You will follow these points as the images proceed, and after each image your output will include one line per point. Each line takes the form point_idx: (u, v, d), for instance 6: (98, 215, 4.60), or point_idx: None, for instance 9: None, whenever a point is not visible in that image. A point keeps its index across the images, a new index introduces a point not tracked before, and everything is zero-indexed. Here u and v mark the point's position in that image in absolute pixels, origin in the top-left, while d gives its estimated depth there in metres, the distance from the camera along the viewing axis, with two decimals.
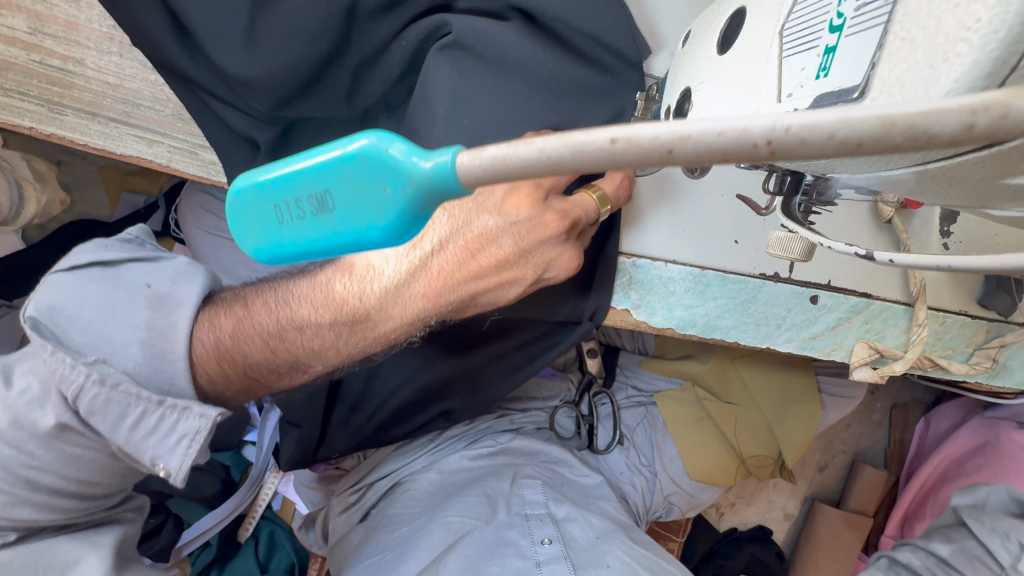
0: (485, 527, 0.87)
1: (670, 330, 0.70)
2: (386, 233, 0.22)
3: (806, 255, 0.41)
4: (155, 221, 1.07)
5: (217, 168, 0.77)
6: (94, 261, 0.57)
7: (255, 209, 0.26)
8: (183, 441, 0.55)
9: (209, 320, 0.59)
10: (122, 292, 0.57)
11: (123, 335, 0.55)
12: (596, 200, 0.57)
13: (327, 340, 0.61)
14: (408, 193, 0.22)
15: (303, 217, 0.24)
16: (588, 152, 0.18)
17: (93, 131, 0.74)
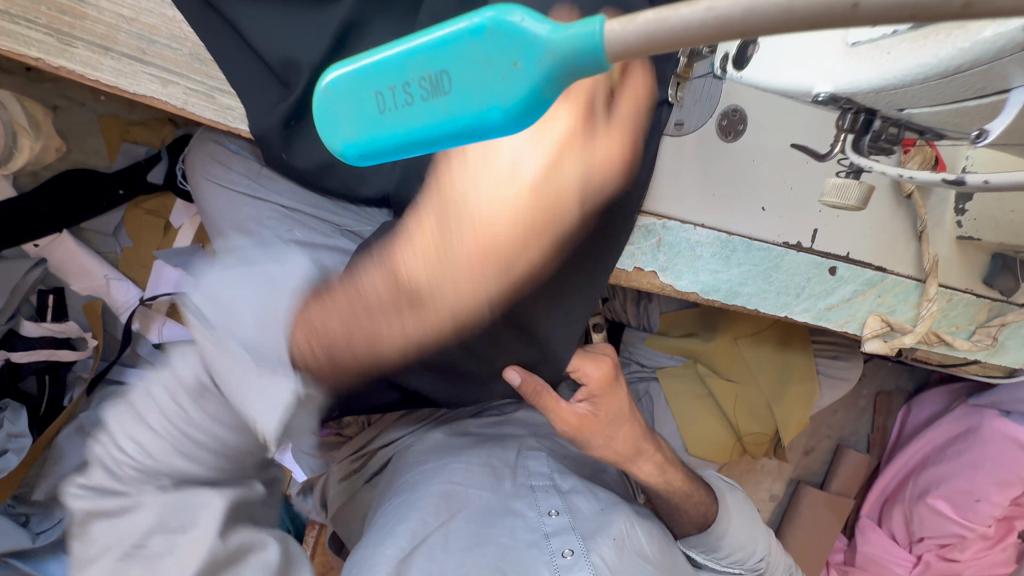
0: (492, 495, 0.86)
1: (693, 294, 0.71)
2: (513, 113, 0.25)
3: (861, 203, 0.42)
4: (157, 174, 1.06)
5: (235, 114, 0.75)
6: None
7: (355, 97, 0.28)
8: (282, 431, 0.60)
9: (302, 317, 0.55)
10: (253, 279, 0.57)
11: (243, 313, 0.55)
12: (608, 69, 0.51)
13: (396, 325, 0.57)
14: (542, 68, 0.24)
15: (412, 101, 0.26)
16: (759, 10, 0.19)
17: (104, 66, 0.70)
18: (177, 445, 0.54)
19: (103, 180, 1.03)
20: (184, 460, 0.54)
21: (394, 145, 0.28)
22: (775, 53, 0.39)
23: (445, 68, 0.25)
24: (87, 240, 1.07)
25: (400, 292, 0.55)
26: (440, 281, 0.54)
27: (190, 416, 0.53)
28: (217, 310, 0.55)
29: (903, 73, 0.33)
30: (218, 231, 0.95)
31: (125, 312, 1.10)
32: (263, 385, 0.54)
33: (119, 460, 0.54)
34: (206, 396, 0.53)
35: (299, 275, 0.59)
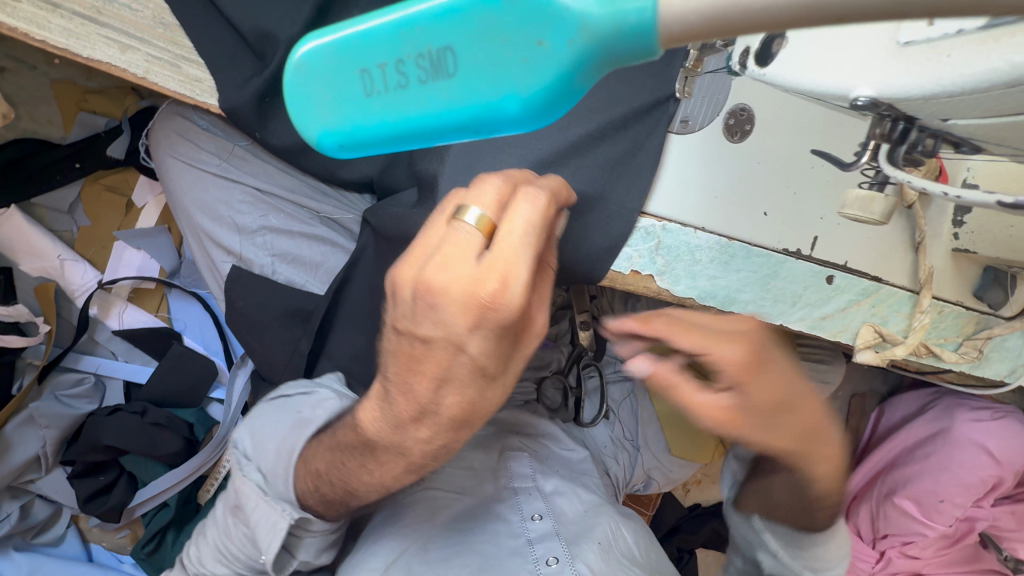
0: (470, 501, 0.84)
1: (690, 301, 0.67)
2: (530, 103, 0.27)
3: (882, 216, 0.39)
4: (118, 148, 0.97)
5: (204, 87, 0.68)
6: (275, 397, 0.73)
7: (344, 72, 0.30)
8: (275, 532, 0.63)
9: (305, 453, 0.65)
10: (285, 415, 0.70)
11: (269, 447, 0.68)
12: (466, 225, 0.41)
13: (377, 467, 0.56)
14: (573, 48, 0.25)
15: (407, 84, 0.29)
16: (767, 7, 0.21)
17: (54, 26, 0.62)
18: (220, 558, 0.71)
19: (57, 153, 0.95)
20: (225, 570, 0.71)
21: (383, 131, 0.31)
22: (804, 53, 0.33)
23: (450, 46, 0.27)
24: (39, 217, 0.99)
25: (359, 439, 0.56)
26: (399, 433, 0.51)
27: (230, 534, 0.70)
28: (254, 447, 0.69)
29: (960, 84, 0.26)
30: (183, 213, 0.87)
31: (81, 297, 1.03)
32: (270, 510, 0.63)
33: (185, 560, 0.76)
34: (236, 516, 0.70)
35: (309, 419, 0.67)
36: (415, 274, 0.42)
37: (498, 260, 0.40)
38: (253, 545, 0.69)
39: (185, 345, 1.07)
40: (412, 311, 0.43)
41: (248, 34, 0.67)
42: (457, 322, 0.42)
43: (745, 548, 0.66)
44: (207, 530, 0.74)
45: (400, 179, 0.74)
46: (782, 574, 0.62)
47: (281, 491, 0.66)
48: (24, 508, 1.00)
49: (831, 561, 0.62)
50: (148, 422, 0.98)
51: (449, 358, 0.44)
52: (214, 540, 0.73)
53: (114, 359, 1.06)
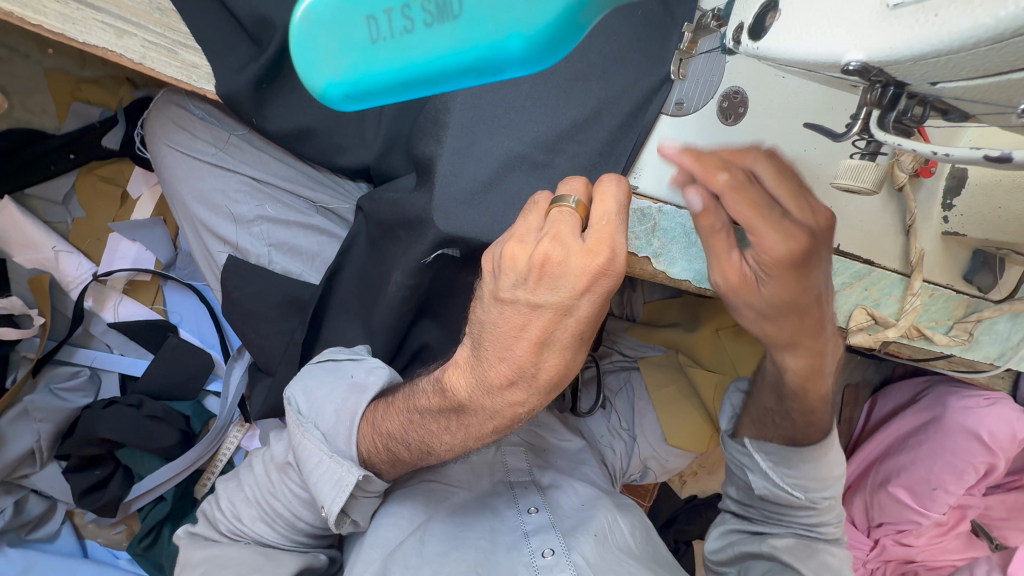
0: (468, 492, 0.84)
1: (687, 283, 0.67)
2: (534, 41, 0.29)
3: (875, 186, 0.40)
4: (113, 138, 0.97)
5: (201, 73, 0.68)
6: (324, 359, 0.72)
7: (350, 22, 0.32)
8: (337, 488, 0.62)
9: (373, 414, 0.65)
10: (338, 379, 0.69)
11: (326, 406, 0.67)
12: (570, 206, 0.47)
13: (445, 430, 0.59)
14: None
15: (418, 30, 0.30)
16: None
17: (50, 11, 0.61)
18: (261, 515, 0.71)
19: (50, 143, 0.94)
20: (262, 528, 0.71)
21: (396, 79, 0.32)
22: (798, 19, 0.34)
23: None
24: (33, 209, 0.98)
25: (446, 402, 0.57)
26: (480, 395, 0.54)
27: (278, 490, 0.71)
28: (309, 407, 0.68)
29: (949, 41, 0.27)
30: (178, 202, 0.87)
31: (76, 289, 1.02)
32: (337, 465, 0.63)
33: (216, 517, 0.74)
34: (287, 472, 0.71)
35: (373, 381, 0.68)
36: (525, 249, 0.47)
37: (604, 232, 0.45)
38: (302, 502, 0.70)
39: (181, 338, 1.06)
40: (506, 274, 0.48)
41: (245, 19, 0.68)
42: (570, 287, 0.46)
43: (742, 479, 0.79)
44: (248, 485, 0.74)
45: (398, 165, 0.74)
46: (774, 493, 0.74)
47: (342, 450, 0.65)
48: (18, 504, 0.99)
49: (825, 482, 0.72)
50: (144, 415, 0.98)
51: (554, 323, 0.48)
52: (252, 497, 0.73)
53: (109, 352, 1.05)
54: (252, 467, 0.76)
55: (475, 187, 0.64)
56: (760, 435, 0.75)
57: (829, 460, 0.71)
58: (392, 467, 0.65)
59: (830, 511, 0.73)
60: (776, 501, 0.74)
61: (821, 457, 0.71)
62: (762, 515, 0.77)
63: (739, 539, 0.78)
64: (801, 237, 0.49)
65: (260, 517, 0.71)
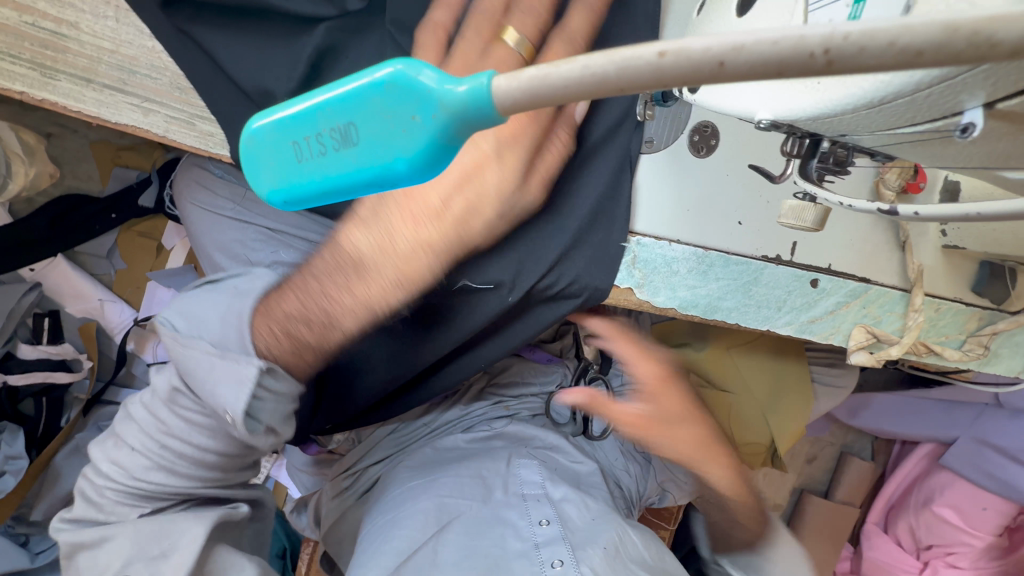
0: (480, 506, 0.87)
1: (672, 311, 0.70)
2: (418, 164, 0.21)
3: (818, 225, 0.41)
4: (148, 198, 1.07)
5: (217, 141, 0.77)
6: (201, 282, 0.63)
7: (275, 144, 0.25)
8: (240, 387, 0.55)
9: (265, 304, 0.58)
10: (220, 291, 0.61)
11: (211, 317, 0.59)
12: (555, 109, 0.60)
13: (358, 289, 0.58)
14: (439, 120, 0.20)
15: (325, 154, 0.23)
16: (631, 68, 0.18)
17: (88, 98, 0.73)
18: (155, 464, 0.62)
19: (95, 205, 1.04)
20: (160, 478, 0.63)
21: (313, 196, 0.26)
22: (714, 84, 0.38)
23: (354, 115, 0.22)
24: (82, 263, 1.09)
25: (347, 260, 0.58)
26: (409, 281, 0.59)
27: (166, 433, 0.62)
28: (188, 323, 0.59)
29: (829, 106, 0.29)
30: (204, 252, 0.95)
31: (120, 333, 1.12)
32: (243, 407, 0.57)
33: (92, 493, 0.64)
34: (177, 399, 0.62)
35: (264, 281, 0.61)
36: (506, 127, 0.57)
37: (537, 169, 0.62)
38: (204, 431, 0.62)
39: None
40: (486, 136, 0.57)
41: (250, 90, 0.73)
42: (527, 178, 0.61)
43: None
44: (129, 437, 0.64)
45: None
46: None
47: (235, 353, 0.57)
48: None
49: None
50: None
51: (488, 161, 0.58)
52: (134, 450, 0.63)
53: None
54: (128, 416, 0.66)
55: None
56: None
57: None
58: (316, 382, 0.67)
59: None
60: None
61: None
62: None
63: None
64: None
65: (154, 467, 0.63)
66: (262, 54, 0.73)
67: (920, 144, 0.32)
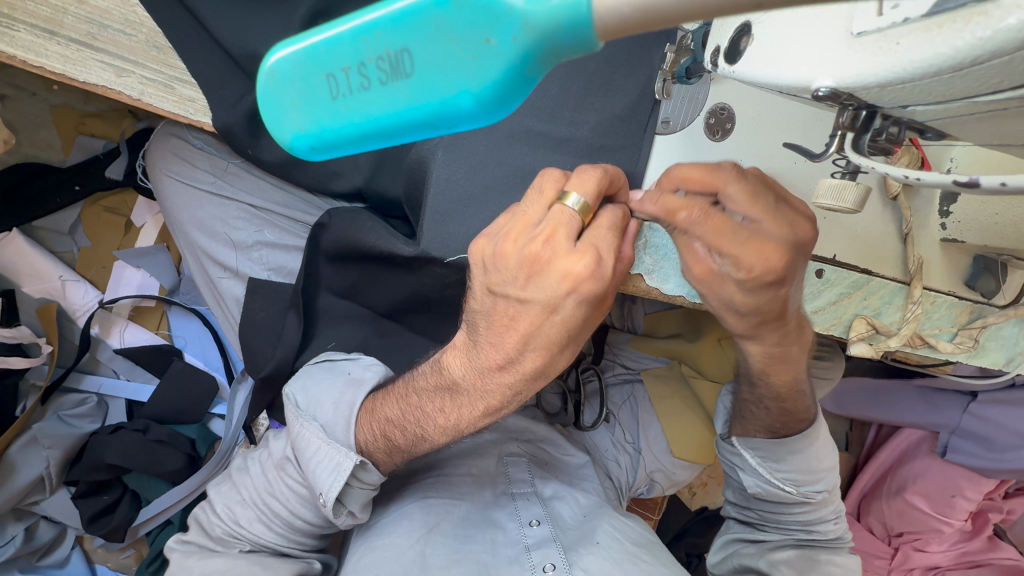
0: (470, 505, 0.85)
1: (681, 299, 0.67)
2: (484, 98, 0.24)
3: (857, 206, 0.39)
4: (116, 169, 0.99)
5: (196, 106, 0.71)
6: (319, 359, 0.75)
7: (306, 81, 0.26)
8: (334, 470, 0.62)
9: (372, 403, 0.65)
10: (335, 375, 0.71)
11: (325, 400, 0.68)
12: (568, 206, 0.48)
13: (448, 414, 0.59)
14: (519, 44, 0.22)
15: (368, 85, 0.25)
16: None
17: (52, 53, 0.65)
18: (259, 515, 0.68)
19: (57, 175, 0.96)
20: (261, 529, 0.68)
21: (348, 137, 0.27)
22: (758, 50, 0.35)
23: (410, 43, 0.23)
24: (41, 239, 1.01)
25: (441, 381, 0.59)
26: (475, 373, 0.55)
27: (276, 490, 0.68)
28: (307, 401, 0.68)
29: (908, 69, 0.27)
30: (180, 230, 0.89)
31: (83, 316, 1.04)
32: (335, 453, 0.63)
33: (209, 523, 0.70)
34: (285, 467, 0.68)
35: (375, 373, 0.70)
36: (516, 245, 0.48)
37: (593, 239, 0.48)
38: (299, 500, 0.67)
39: (186, 362, 1.07)
40: (499, 259, 0.49)
41: (238, 55, 0.68)
42: (545, 219, 0.48)
43: (736, 479, 0.81)
44: (243, 487, 0.71)
45: (388, 186, 0.74)
46: (768, 490, 0.76)
47: (340, 439, 0.65)
48: (29, 530, 1.01)
49: (816, 475, 0.75)
50: (149, 439, 0.98)
51: (541, 319, 0.49)
52: (244, 496, 0.70)
53: (116, 378, 1.07)
54: (246, 468, 0.73)
55: (462, 204, 0.62)
56: (744, 433, 0.77)
57: (814, 451, 0.74)
58: (389, 458, 0.64)
59: (823, 504, 0.76)
60: (771, 499, 0.76)
61: (806, 448, 0.74)
62: (759, 518, 0.79)
63: (739, 548, 0.79)
64: (778, 256, 0.50)
65: (257, 519, 0.69)
66: (249, 17, 0.68)
67: (982, 121, 0.30)
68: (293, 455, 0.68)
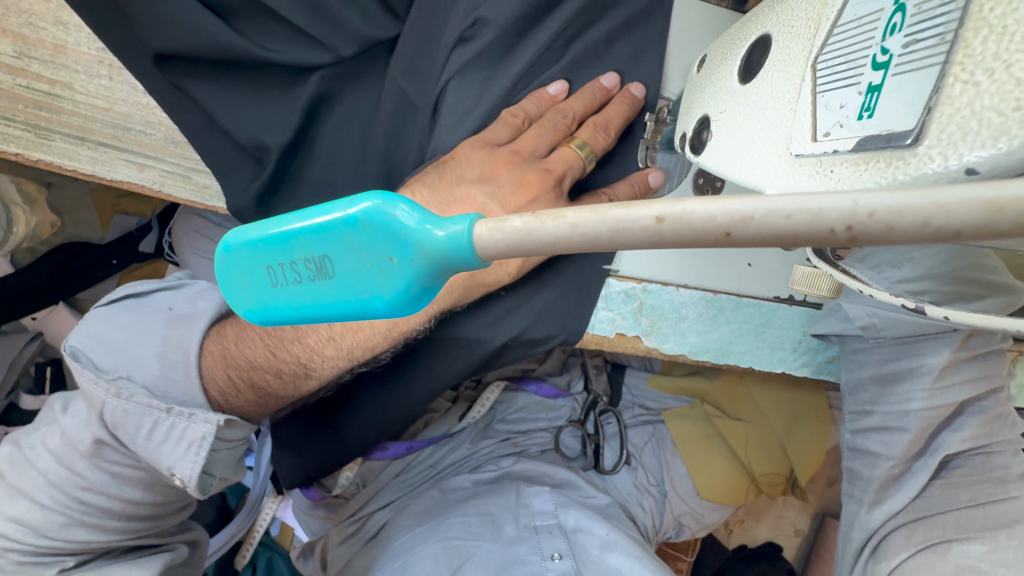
0: (493, 543, 0.86)
1: (682, 355, 0.69)
2: (396, 303, 0.23)
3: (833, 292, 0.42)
4: (148, 243, 1.06)
5: (212, 192, 0.76)
6: (127, 295, 0.66)
7: (249, 268, 0.25)
8: (192, 446, 0.58)
9: (223, 342, 0.63)
10: (153, 313, 0.64)
11: (145, 351, 0.62)
12: (576, 151, 0.61)
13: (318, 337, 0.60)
14: (418, 264, 0.23)
15: (299, 280, 0.24)
16: (630, 229, 0.19)
17: (82, 156, 0.72)
18: (73, 518, 0.60)
19: (97, 252, 1.04)
20: (81, 532, 0.60)
21: (286, 317, 0.27)
22: (719, 150, 0.36)
23: (329, 249, 0.24)
24: (83, 310, 1.09)
25: None
26: None
27: (91, 480, 0.61)
28: (115, 360, 0.61)
29: None
30: None
31: None
32: (179, 420, 0.58)
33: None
34: (97, 454, 0.61)
35: (205, 308, 0.65)
36: (522, 166, 0.60)
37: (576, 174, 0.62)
38: (128, 481, 0.62)
39: None
40: (496, 173, 0.60)
41: (246, 144, 0.72)
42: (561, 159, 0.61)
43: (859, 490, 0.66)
44: (31, 485, 0.61)
45: None
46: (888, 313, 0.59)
47: (179, 395, 0.61)
48: None
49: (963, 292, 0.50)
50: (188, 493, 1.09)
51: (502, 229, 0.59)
52: (43, 501, 0.60)
53: None
54: (27, 462, 0.63)
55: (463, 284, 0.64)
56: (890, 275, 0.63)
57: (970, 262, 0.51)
58: (250, 399, 0.64)
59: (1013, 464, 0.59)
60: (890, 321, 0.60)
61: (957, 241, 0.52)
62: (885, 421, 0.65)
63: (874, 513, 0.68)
64: None
65: (75, 523, 0.60)
66: (254, 108, 0.72)
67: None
68: (104, 437, 0.60)
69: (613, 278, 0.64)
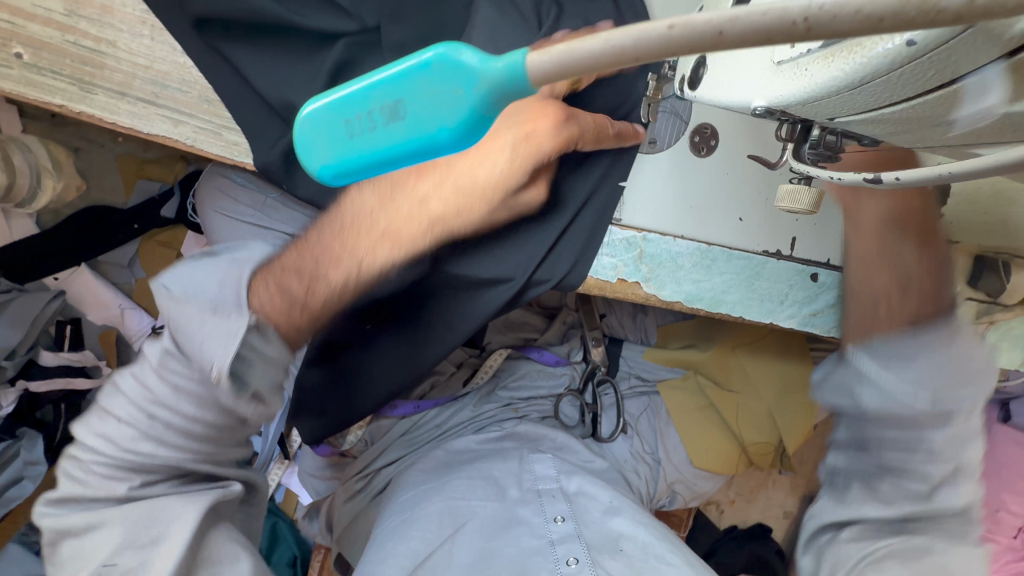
0: (496, 504, 0.89)
1: (678, 304, 0.73)
2: (458, 133, 0.26)
3: (813, 207, 0.47)
4: (169, 209, 1.11)
5: (241, 149, 0.80)
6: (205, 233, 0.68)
7: (328, 125, 0.29)
8: (229, 336, 0.55)
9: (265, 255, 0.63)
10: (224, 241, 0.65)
11: (207, 264, 0.61)
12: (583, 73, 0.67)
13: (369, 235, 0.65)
14: (480, 94, 0.25)
15: (373, 128, 0.27)
16: (646, 41, 0.21)
17: (122, 110, 0.76)
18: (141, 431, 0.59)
19: (119, 216, 1.08)
20: (150, 446, 0.58)
21: (362, 167, 0.30)
22: (716, 78, 0.43)
23: (403, 97, 0.27)
24: (103, 273, 1.13)
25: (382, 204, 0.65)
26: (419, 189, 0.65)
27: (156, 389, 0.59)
28: (179, 272, 0.61)
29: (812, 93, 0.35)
30: None
31: (137, 341, 1.14)
32: (223, 314, 0.56)
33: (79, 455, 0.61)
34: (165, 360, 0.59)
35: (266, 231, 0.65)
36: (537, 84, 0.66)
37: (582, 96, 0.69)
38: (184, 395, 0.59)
39: None
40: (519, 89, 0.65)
41: (275, 104, 0.77)
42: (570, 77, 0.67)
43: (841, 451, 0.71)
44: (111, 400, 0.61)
45: None
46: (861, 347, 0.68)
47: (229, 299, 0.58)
48: None
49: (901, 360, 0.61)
50: None
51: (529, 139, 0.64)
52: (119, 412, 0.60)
53: None
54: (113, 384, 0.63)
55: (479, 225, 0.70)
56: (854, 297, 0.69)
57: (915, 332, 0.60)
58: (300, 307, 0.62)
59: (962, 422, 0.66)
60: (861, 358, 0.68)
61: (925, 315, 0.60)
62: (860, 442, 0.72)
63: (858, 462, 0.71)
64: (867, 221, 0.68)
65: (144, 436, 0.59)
66: (284, 70, 0.77)
67: (906, 130, 0.37)
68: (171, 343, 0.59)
69: (616, 227, 0.71)
